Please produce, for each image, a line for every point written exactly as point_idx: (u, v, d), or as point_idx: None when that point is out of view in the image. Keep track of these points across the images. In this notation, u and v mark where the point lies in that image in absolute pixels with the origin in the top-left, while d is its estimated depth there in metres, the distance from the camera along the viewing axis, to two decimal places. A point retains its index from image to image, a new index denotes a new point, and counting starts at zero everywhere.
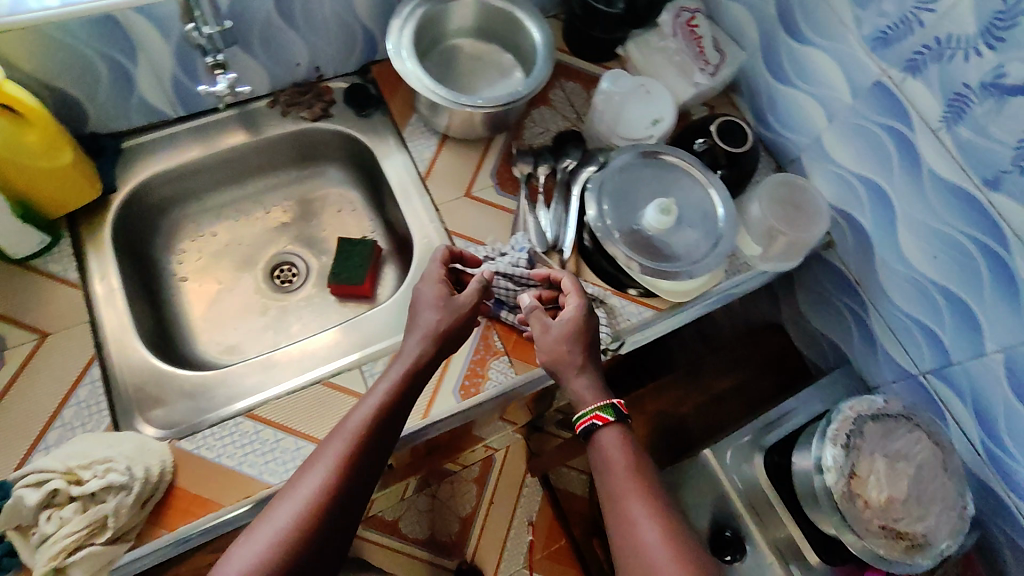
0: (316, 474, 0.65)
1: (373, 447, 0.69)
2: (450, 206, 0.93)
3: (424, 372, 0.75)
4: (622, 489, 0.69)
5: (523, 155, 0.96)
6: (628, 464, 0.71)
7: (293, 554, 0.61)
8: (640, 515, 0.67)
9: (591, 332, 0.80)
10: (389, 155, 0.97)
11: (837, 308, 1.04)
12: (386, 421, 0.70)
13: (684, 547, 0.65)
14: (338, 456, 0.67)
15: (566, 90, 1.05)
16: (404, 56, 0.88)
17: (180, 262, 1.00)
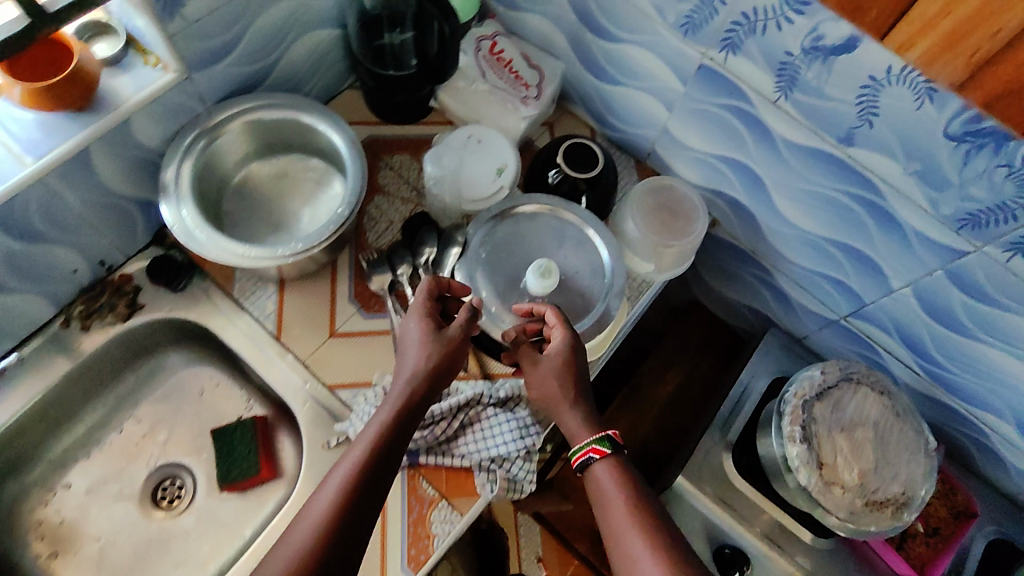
0: (323, 507, 0.58)
1: (377, 475, 0.61)
2: (317, 358, 0.81)
3: (412, 418, 0.66)
4: (624, 526, 0.63)
5: (376, 265, 0.85)
6: (627, 497, 0.65)
7: None
8: (646, 553, 0.60)
9: (579, 365, 0.73)
10: (229, 322, 0.83)
11: (746, 279, 1.03)
12: (377, 477, 0.61)
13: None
14: (341, 487, 0.59)
15: (395, 166, 0.93)
16: (191, 225, 0.74)
17: (39, 537, 0.82)
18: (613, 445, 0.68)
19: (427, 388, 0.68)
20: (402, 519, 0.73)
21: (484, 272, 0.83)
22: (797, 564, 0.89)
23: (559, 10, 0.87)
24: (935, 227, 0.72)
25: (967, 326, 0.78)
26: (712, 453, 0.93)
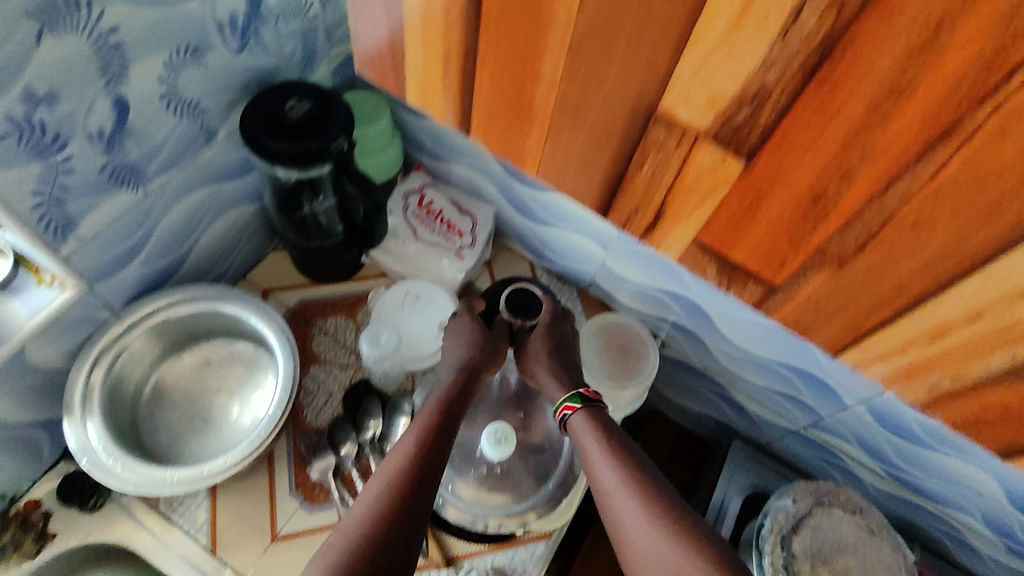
0: (355, 531, 0.54)
1: (414, 501, 0.57)
2: (260, 569, 0.74)
3: (446, 421, 0.65)
4: (612, 482, 0.60)
5: (317, 450, 0.79)
6: (607, 448, 0.62)
7: None
8: (637, 497, 0.58)
9: (563, 340, 0.76)
10: (157, 540, 0.74)
11: (703, 392, 1.01)
12: (425, 472, 0.59)
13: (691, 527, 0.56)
14: (375, 511, 0.55)
15: (329, 329, 0.88)
16: (97, 444, 0.67)
17: None
18: (583, 398, 0.67)
19: (452, 412, 0.66)
20: None
21: None
22: None
23: (484, 162, 0.86)
24: None
25: (925, 440, 0.77)
26: None
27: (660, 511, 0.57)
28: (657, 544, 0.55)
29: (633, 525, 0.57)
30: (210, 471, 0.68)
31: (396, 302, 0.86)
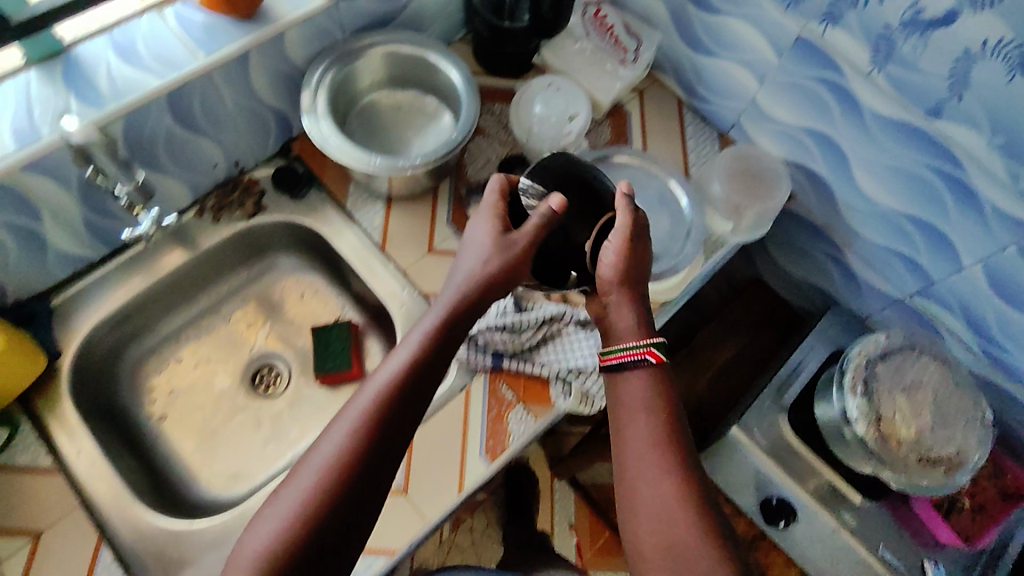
0: (330, 451, 0.59)
1: (386, 438, 0.61)
2: (417, 268, 0.90)
3: (461, 320, 0.67)
4: (641, 440, 0.65)
5: (476, 195, 0.94)
6: (650, 416, 0.66)
7: (305, 535, 0.56)
8: (660, 471, 0.64)
9: (641, 258, 0.71)
10: (339, 232, 0.93)
11: (815, 256, 1.06)
12: (419, 382, 0.63)
13: (704, 513, 0.62)
14: (347, 442, 0.60)
15: (495, 112, 1.01)
16: (325, 133, 0.83)
17: (151, 401, 0.92)
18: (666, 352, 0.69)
19: (501, 286, 0.69)
20: (484, 412, 0.81)
21: None
22: (843, 521, 0.92)
23: None
24: (1013, 202, 0.75)
25: None
26: (767, 413, 0.98)
27: (683, 495, 0.62)
28: (673, 526, 0.61)
29: (646, 498, 0.63)
30: (408, 171, 0.84)
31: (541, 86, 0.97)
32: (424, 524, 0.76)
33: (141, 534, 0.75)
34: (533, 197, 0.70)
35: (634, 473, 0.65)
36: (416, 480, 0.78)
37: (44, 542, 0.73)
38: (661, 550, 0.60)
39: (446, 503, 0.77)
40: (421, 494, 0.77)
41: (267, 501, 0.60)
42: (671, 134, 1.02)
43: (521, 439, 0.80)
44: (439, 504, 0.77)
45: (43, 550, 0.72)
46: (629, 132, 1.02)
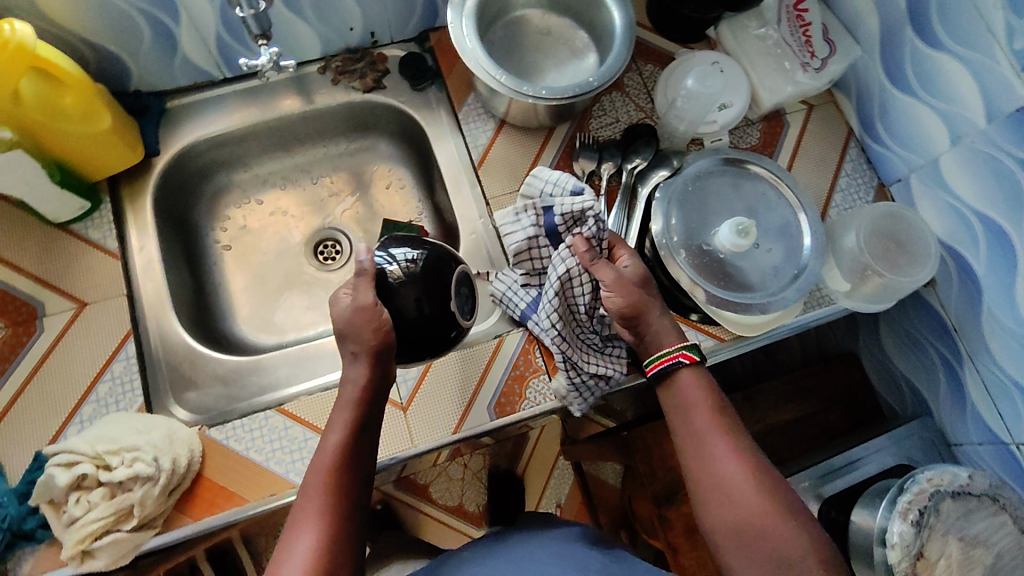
0: (311, 533, 0.56)
1: (350, 505, 0.60)
2: (501, 199, 0.86)
3: (369, 424, 0.66)
4: (702, 429, 0.62)
5: (588, 149, 0.87)
6: (707, 404, 0.63)
7: None
8: (718, 450, 0.60)
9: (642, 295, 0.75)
10: (442, 138, 0.91)
11: (929, 355, 0.91)
12: (354, 456, 0.63)
13: (768, 477, 0.58)
14: (322, 507, 0.58)
15: (643, 72, 0.93)
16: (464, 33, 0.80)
17: (223, 229, 0.96)
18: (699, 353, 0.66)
19: (371, 426, 0.66)
20: (508, 367, 0.79)
21: (680, 205, 0.82)
22: None
23: None
24: None
25: None
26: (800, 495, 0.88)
27: (750, 466, 0.59)
28: (745, 498, 0.57)
29: (718, 476, 0.59)
30: (529, 101, 0.80)
31: (703, 62, 0.89)
32: (410, 446, 0.75)
33: (166, 340, 0.79)
34: (397, 275, 0.67)
35: (695, 461, 0.61)
36: (420, 401, 0.77)
37: (86, 314, 0.76)
38: (733, 529, 0.57)
39: (438, 437, 0.76)
40: (419, 417, 0.76)
41: None
42: (824, 163, 0.91)
43: (533, 408, 0.78)
44: (434, 435, 0.76)
45: (82, 320, 0.76)
46: (778, 144, 0.91)
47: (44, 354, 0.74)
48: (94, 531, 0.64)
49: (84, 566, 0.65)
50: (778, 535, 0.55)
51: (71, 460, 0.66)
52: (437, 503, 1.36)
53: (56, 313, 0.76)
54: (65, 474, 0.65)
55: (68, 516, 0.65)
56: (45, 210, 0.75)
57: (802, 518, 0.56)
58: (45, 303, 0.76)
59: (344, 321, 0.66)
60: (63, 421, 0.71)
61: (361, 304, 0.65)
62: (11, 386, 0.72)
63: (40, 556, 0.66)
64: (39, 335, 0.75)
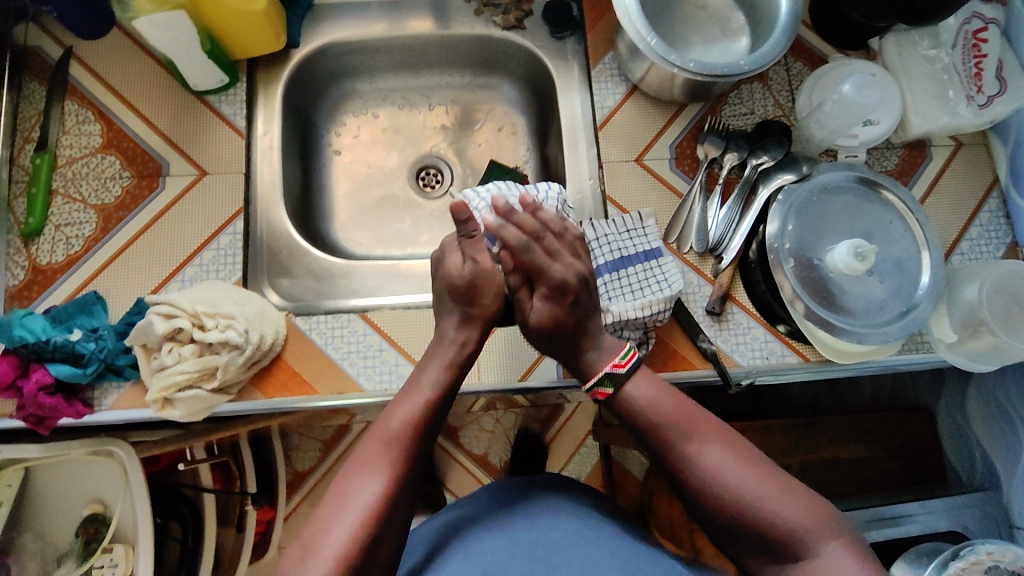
0: (377, 479, 0.56)
1: (419, 464, 0.59)
2: (615, 165, 0.84)
3: (453, 389, 0.65)
4: (674, 436, 0.62)
5: (715, 135, 0.85)
6: (667, 406, 0.63)
7: (365, 553, 0.54)
8: (700, 446, 0.62)
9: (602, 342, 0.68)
10: (570, 91, 0.90)
11: (1016, 431, 0.87)
12: (432, 418, 0.62)
13: (751, 457, 0.61)
14: (394, 458, 0.58)
15: (791, 69, 0.89)
16: None
17: (337, 134, 0.98)
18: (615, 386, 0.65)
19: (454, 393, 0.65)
20: None
21: (799, 214, 0.79)
22: None
23: None
24: None
25: None
26: None
27: (731, 454, 0.61)
28: (739, 484, 0.60)
29: (706, 472, 0.61)
30: (672, 71, 0.79)
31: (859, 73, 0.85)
32: (475, 382, 0.77)
33: (271, 225, 0.83)
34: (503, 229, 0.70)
35: (679, 466, 0.62)
36: (493, 342, 0.78)
37: (205, 183, 0.79)
38: (727, 517, 0.60)
39: (503, 380, 0.77)
40: (489, 357, 0.78)
41: (308, 526, 0.55)
42: (959, 205, 0.85)
43: None
44: (499, 377, 0.77)
45: (201, 187, 0.79)
46: (914, 175, 0.86)
47: (161, 211, 0.77)
48: (180, 382, 0.68)
49: (163, 412, 0.69)
50: (776, 509, 0.58)
51: (170, 312, 0.69)
52: (462, 446, 1.39)
53: (178, 175, 0.79)
54: (163, 323, 0.68)
55: (158, 362, 0.69)
56: (190, 75, 0.78)
57: (798, 487, 0.60)
58: (170, 163, 0.79)
59: (465, 281, 0.66)
60: (168, 276, 0.75)
61: (483, 266, 0.66)
62: (127, 233, 0.76)
63: (124, 393, 0.71)
64: (160, 191, 0.78)
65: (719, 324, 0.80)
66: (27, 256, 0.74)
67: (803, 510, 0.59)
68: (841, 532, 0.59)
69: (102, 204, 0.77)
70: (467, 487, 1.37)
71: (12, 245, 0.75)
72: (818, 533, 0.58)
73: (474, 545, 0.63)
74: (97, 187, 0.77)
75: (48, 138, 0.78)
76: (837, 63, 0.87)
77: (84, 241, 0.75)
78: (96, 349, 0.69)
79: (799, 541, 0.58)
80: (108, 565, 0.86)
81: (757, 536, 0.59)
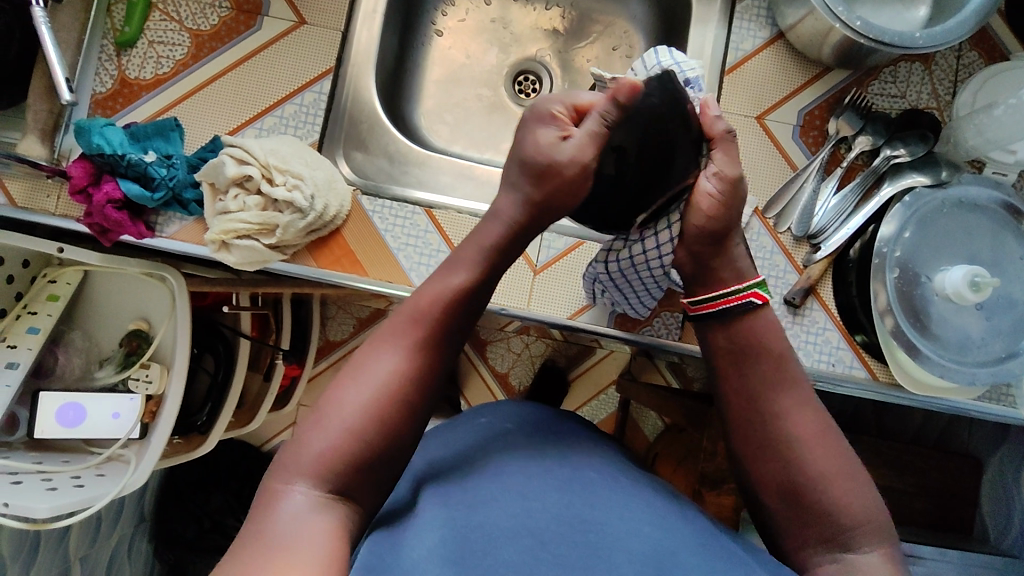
0: (391, 357, 0.53)
1: (442, 348, 0.55)
2: (732, 118, 0.76)
3: (494, 272, 0.59)
4: (765, 381, 0.56)
5: (853, 112, 0.75)
6: (771, 355, 0.57)
7: (378, 424, 0.50)
8: (792, 404, 0.55)
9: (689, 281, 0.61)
10: (705, 24, 0.81)
11: None
12: (462, 300, 0.56)
13: (836, 439, 0.54)
14: (412, 336, 0.54)
15: (963, 57, 0.77)
16: None
17: (443, 13, 0.92)
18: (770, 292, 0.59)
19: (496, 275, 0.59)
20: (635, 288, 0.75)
21: (920, 224, 0.71)
22: None
23: None
24: None
25: None
26: None
27: (816, 424, 0.54)
28: (812, 454, 0.52)
29: (786, 429, 0.54)
30: (833, 26, 0.69)
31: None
32: (523, 307, 0.75)
33: (358, 94, 0.79)
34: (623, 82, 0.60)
35: (766, 411, 0.55)
36: (551, 273, 0.75)
37: (302, 32, 0.75)
38: (785, 487, 0.52)
39: (552, 314, 0.75)
40: (545, 285, 0.75)
41: (326, 395, 0.53)
42: None
43: (652, 337, 0.75)
44: (548, 309, 0.75)
45: (297, 35, 0.75)
46: None
47: (254, 51, 0.74)
48: (239, 230, 0.67)
49: (219, 254, 0.69)
50: (843, 498, 0.51)
51: (243, 158, 0.68)
52: (487, 360, 1.39)
53: (276, 17, 0.75)
54: (234, 168, 0.67)
55: (223, 206, 0.68)
56: None
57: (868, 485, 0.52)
58: (271, 3, 0.75)
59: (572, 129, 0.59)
60: (247, 120, 0.73)
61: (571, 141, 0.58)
62: (215, 65, 0.74)
63: (186, 225, 0.71)
64: (256, 29, 0.75)
65: (794, 316, 0.74)
66: (117, 66, 0.73)
67: (869, 510, 0.51)
68: (892, 548, 0.51)
69: (197, 30, 0.74)
70: (481, 400, 1.39)
71: (105, 50, 0.73)
72: (873, 537, 0.50)
73: (503, 466, 0.57)
74: (194, 10, 0.74)
75: None
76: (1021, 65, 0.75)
77: (173, 64, 0.73)
78: (167, 176, 0.68)
79: (851, 539, 0.50)
80: (144, 379, 0.90)
81: (807, 515, 0.51)
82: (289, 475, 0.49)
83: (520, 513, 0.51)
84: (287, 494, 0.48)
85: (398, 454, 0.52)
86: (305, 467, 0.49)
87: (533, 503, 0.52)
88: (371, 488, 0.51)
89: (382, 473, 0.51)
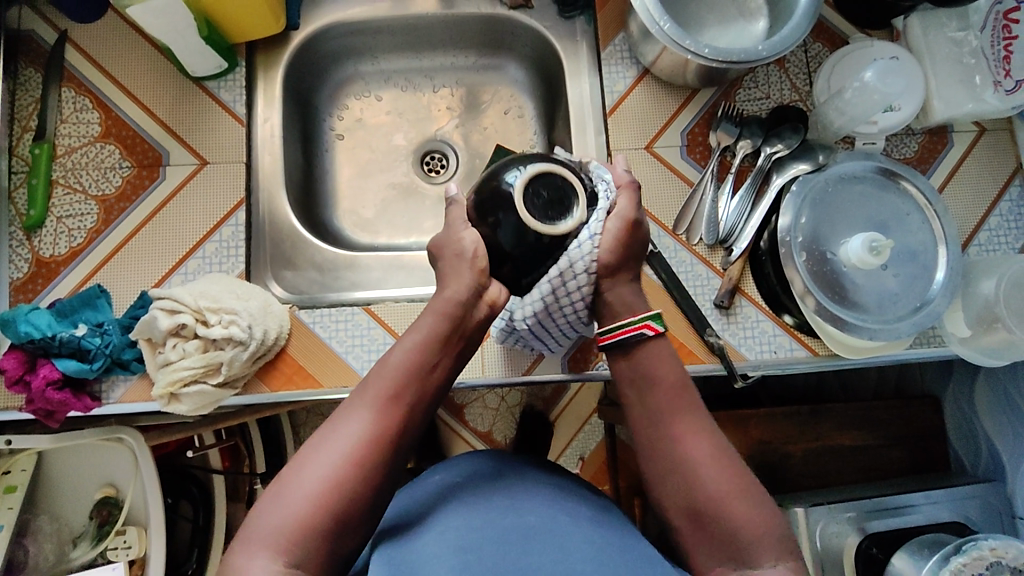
0: (358, 427, 0.55)
1: (406, 415, 0.57)
2: (625, 152, 0.82)
3: (457, 344, 0.60)
4: (660, 409, 0.60)
5: (728, 122, 0.82)
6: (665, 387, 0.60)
7: (343, 493, 0.53)
8: (682, 432, 0.59)
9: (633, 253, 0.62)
10: (579, 75, 0.87)
11: None
12: (426, 367, 0.58)
13: (730, 461, 0.58)
14: (380, 408, 0.56)
15: (809, 50, 0.86)
16: None
17: (338, 118, 0.96)
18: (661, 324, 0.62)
19: (460, 344, 0.60)
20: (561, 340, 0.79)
21: (813, 207, 0.77)
22: None
23: None
24: None
25: None
26: (842, 523, 0.88)
27: (710, 451, 0.58)
28: (705, 480, 0.56)
29: (682, 456, 0.58)
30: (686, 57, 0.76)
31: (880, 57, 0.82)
32: (479, 375, 0.77)
33: (274, 214, 0.82)
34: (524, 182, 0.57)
35: (665, 438, 0.59)
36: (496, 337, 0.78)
37: (206, 173, 0.78)
38: (686, 510, 0.57)
39: (508, 374, 0.77)
40: (495, 349, 0.77)
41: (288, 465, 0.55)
42: (979, 196, 0.83)
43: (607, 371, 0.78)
44: (505, 370, 0.77)
45: (202, 177, 0.78)
46: (933, 163, 0.84)
47: (163, 201, 0.76)
48: (185, 377, 0.68)
49: (170, 406, 0.70)
50: (739, 520, 0.55)
51: (173, 308, 0.69)
52: (466, 424, 1.39)
53: (178, 165, 0.78)
54: (167, 319, 0.68)
55: (164, 357, 0.69)
56: (186, 61, 0.76)
57: (761, 500, 0.57)
58: (170, 153, 0.78)
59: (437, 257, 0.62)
60: (169, 268, 0.74)
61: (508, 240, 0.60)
62: (128, 225, 0.75)
63: (131, 385, 0.71)
64: (161, 180, 0.77)
65: (727, 318, 0.78)
66: (30, 249, 0.74)
67: (762, 523, 0.55)
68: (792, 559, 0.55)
69: (103, 195, 0.76)
70: None
71: (14, 237, 0.74)
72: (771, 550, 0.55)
73: (449, 522, 0.58)
74: (97, 177, 0.76)
75: (45, 127, 0.76)
76: (861, 46, 0.84)
77: (86, 233, 0.75)
78: (101, 344, 0.69)
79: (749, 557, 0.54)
80: (123, 546, 0.88)
81: (704, 536, 0.56)
82: (251, 547, 0.50)
83: (459, 566, 0.53)
84: (248, 567, 0.49)
85: (356, 527, 0.54)
86: (261, 540, 0.50)
87: (469, 555, 0.54)
88: (329, 558, 0.52)
89: (342, 543, 0.53)
